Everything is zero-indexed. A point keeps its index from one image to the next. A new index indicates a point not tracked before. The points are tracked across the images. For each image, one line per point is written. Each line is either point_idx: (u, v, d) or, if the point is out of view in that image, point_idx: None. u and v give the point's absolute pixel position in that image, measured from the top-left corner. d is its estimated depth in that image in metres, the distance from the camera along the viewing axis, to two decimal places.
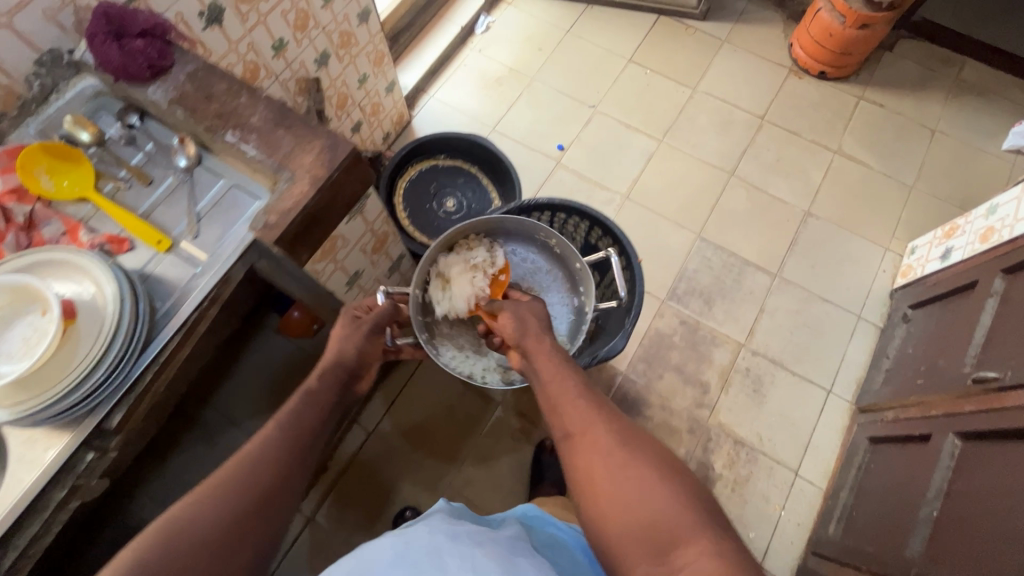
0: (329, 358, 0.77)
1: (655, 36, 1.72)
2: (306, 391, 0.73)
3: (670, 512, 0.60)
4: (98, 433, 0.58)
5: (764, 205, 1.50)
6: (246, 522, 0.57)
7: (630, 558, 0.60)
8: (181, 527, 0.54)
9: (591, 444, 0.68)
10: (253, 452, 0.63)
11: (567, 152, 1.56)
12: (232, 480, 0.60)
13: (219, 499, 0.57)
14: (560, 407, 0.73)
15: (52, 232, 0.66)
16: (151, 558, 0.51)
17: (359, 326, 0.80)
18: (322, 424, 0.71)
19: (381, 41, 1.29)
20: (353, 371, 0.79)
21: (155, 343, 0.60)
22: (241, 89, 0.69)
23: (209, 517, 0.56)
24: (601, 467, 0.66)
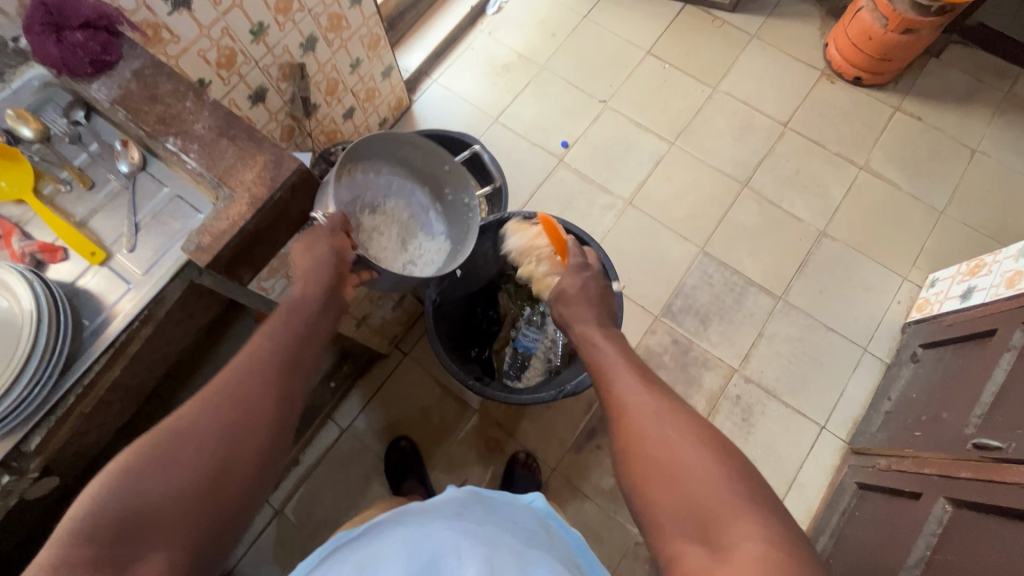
0: (305, 275, 0.66)
1: (680, 27, 1.60)
2: (292, 300, 0.65)
3: (717, 493, 0.47)
4: (16, 455, 0.57)
5: (777, 221, 1.41)
6: (243, 433, 0.53)
7: (664, 535, 0.48)
8: (179, 435, 0.50)
9: (630, 414, 0.58)
10: (247, 363, 0.58)
11: (572, 150, 1.48)
12: (227, 387, 0.55)
13: (216, 409, 0.53)
14: (608, 376, 0.65)
15: None
16: (145, 463, 0.48)
17: (323, 234, 0.69)
18: (316, 332, 0.66)
19: (376, 24, 1.22)
20: (334, 280, 0.68)
21: (78, 364, 0.58)
22: (188, 91, 0.64)
23: (211, 427, 0.52)
24: (640, 437, 0.54)
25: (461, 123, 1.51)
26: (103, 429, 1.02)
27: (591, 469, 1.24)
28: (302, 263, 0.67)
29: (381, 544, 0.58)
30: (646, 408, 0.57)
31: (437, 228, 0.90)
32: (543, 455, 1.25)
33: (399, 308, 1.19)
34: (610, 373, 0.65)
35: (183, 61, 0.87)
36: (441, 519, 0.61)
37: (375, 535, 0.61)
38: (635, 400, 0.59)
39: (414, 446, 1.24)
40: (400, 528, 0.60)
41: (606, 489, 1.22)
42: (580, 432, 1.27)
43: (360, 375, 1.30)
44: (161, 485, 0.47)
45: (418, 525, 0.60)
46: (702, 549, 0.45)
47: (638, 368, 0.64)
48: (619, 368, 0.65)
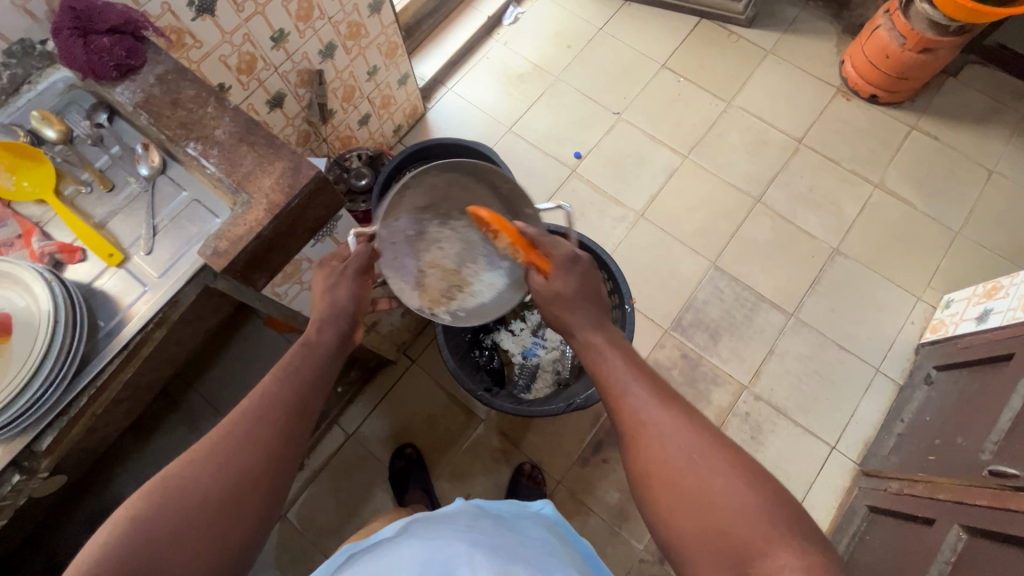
0: (323, 312, 0.64)
1: (695, 41, 1.60)
2: (308, 340, 0.63)
3: (750, 523, 0.46)
4: (27, 454, 0.57)
5: (790, 237, 1.40)
6: (247, 485, 0.50)
7: (694, 567, 0.47)
8: (179, 486, 0.48)
9: (646, 433, 0.53)
10: (255, 405, 0.55)
11: (584, 161, 1.48)
12: (232, 434, 0.52)
13: (219, 457, 0.50)
14: (614, 388, 0.58)
15: (6, 235, 0.64)
16: (142, 519, 0.45)
17: (349, 272, 0.67)
18: (330, 373, 0.62)
19: (394, 33, 1.23)
20: (353, 321, 0.67)
21: (92, 366, 0.58)
22: (210, 97, 0.65)
23: (214, 478, 0.49)
24: (661, 461, 0.51)
25: (474, 132, 1.52)
26: (112, 427, 1.02)
27: (596, 483, 1.23)
28: (322, 301, 0.65)
29: (393, 558, 0.57)
30: (666, 429, 0.53)
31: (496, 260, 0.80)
32: (549, 467, 1.24)
33: (408, 314, 1.19)
34: (615, 384, 0.59)
35: (204, 65, 0.88)
36: (452, 531, 0.61)
37: (387, 547, 0.60)
38: (651, 418, 0.54)
39: (419, 453, 1.24)
40: (410, 540, 0.59)
41: (611, 504, 1.21)
42: (586, 445, 1.25)
43: (368, 380, 1.30)
44: (160, 544, 0.45)
45: (429, 537, 0.59)
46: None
47: (645, 374, 0.59)
48: (627, 377, 0.58)
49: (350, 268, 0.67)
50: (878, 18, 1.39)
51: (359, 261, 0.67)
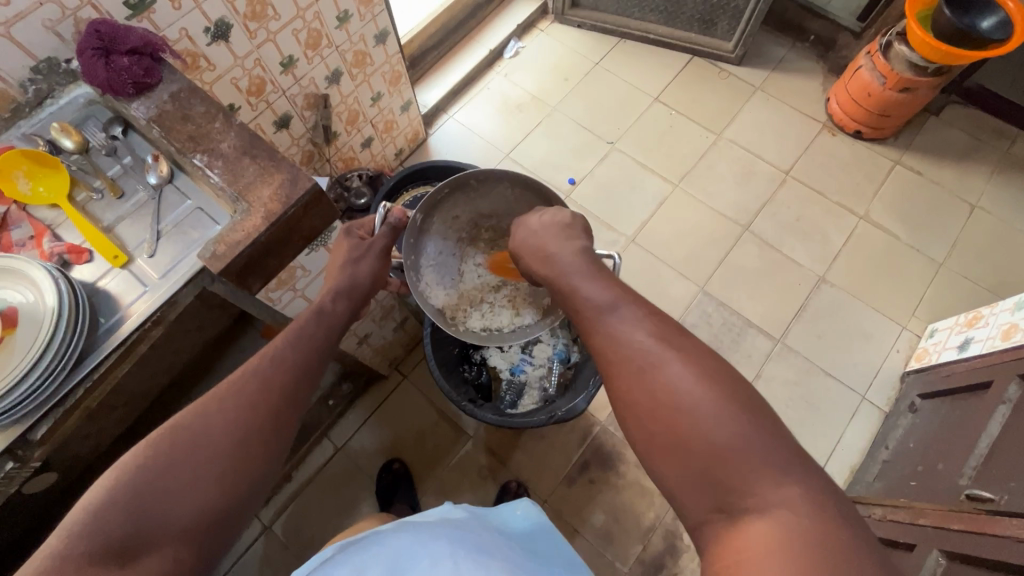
0: (340, 283, 0.69)
1: (687, 77, 1.68)
2: (321, 307, 0.66)
3: (733, 455, 0.44)
4: (22, 443, 0.59)
5: (777, 265, 1.43)
6: (253, 444, 0.53)
7: (683, 502, 0.46)
8: (191, 440, 0.50)
9: (628, 368, 0.51)
10: (264, 365, 0.57)
11: (578, 187, 1.53)
12: (243, 392, 0.54)
13: (228, 414, 0.53)
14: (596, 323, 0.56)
15: (20, 236, 0.68)
16: (152, 467, 0.47)
17: (372, 251, 0.74)
18: (336, 340, 0.66)
19: (398, 62, 1.29)
20: (364, 297, 0.72)
21: (89, 360, 0.61)
22: (218, 113, 0.70)
23: (222, 430, 0.52)
24: (645, 394, 0.49)
25: (474, 157, 1.58)
26: (106, 432, 1.05)
27: (582, 504, 1.23)
28: (338, 274, 0.70)
29: (377, 551, 0.58)
30: (649, 361, 0.50)
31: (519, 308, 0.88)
32: (535, 486, 1.25)
33: (400, 329, 1.22)
34: (597, 320, 0.56)
35: (217, 86, 0.94)
36: (436, 527, 0.62)
37: (371, 541, 0.61)
38: (634, 352, 0.51)
39: (406, 468, 1.24)
40: (397, 536, 0.60)
41: (597, 525, 1.21)
42: (573, 464, 1.26)
43: (360, 394, 1.32)
44: (169, 494, 0.47)
45: (414, 533, 0.61)
46: (721, 515, 0.43)
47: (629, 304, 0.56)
48: (606, 303, 0.56)
49: (375, 246, 0.74)
50: (861, 58, 1.45)
51: (382, 241, 0.74)
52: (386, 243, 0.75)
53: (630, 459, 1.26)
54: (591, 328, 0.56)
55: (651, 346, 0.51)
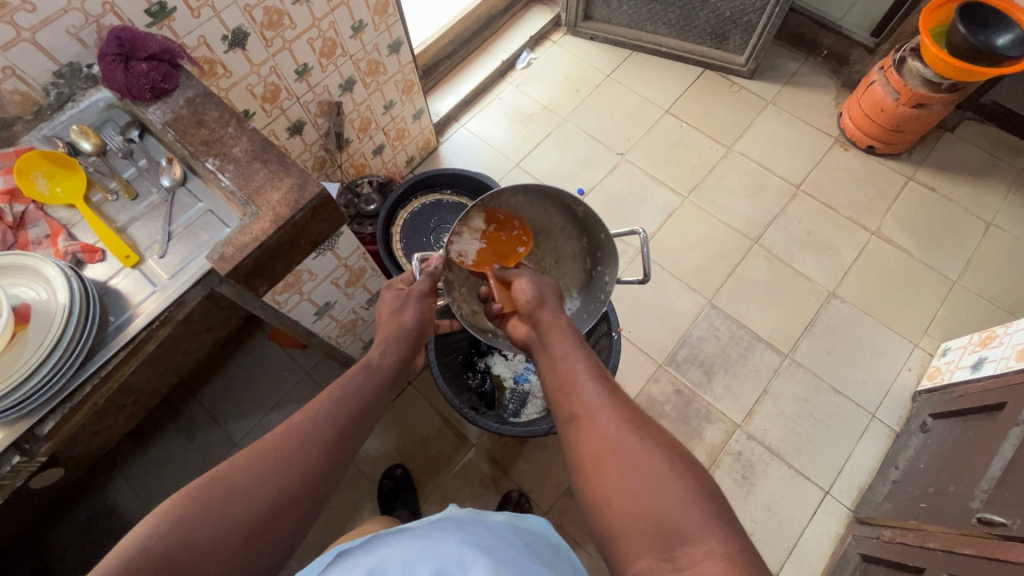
0: (387, 335, 0.69)
1: (699, 89, 1.68)
2: (368, 363, 0.67)
3: (683, 508, 0.45)
4: (28, 437, 0.60)
5: (787, 279, 1.42)
6: (286, 502, 0.52)
7: (627, 552, 0.45)
8: (228, 493, 0.50)
9: (592, 429, 0.53)
10: (308, 423, 0.57)
11: (587, 198, 1.54)
12: (282, 449, 0.54)
13: (271, 470, 0.52)
14: (569, 388, 0.58)
15: (36, 234, 0.69)
16: (191, 517, 0.47)
17: (411, 297, 0.73)
18: (379, 398, 0.65)
19: (411, 71, 1.31)
20: (414, 343, 0.72)
21: (98, 356, 0.62)
22: (231, 119, 0.72)
23: (259, 488, 0.51)
24: (606, 451, 0.50)
25: (484, 165, 1.59)
26: (113, 430, 1.06)
27: (585, 516, 1.21)
28: (385, 324, 0.70)
29: (388, 550, 0.57)
30: (616, 426, 0.52)
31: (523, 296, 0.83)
32: (537, 496, 1.24)
33: None
34: (571, 376, 0.59)
35: (233, 93, 0.96)
36: (448, 528, 0.61)
37: (385, 539, 0.60)
38: (599, 409, 0.54)
39: (408, 475, 1.24)
40: (403, 538, 0.59)
41: None
42: None
43: None
44: (206, 537, 0.47)
45: (421, 533, 0.60)
46: (665, 564, 0.43)
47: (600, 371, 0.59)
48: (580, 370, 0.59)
49: (414, 292, 0.73)
50: (874, 74, 1.44)
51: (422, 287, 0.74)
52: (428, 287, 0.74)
53: None
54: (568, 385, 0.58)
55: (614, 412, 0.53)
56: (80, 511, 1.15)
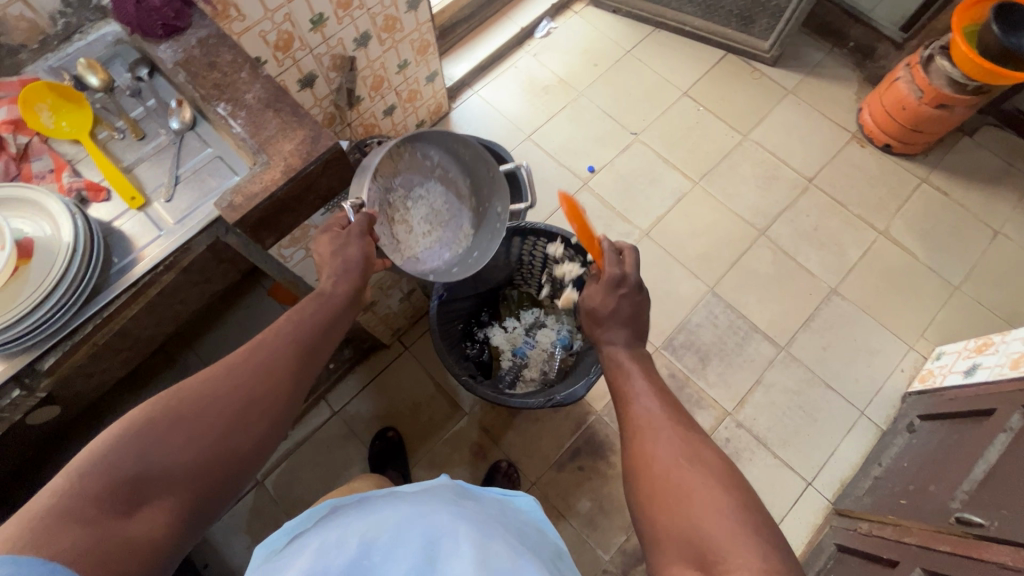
0: (335, 268, 0.66)
1: (719, 74, 1.64)
2: (322, 292, 0.64)
3: (716, 520, 0.49)
4: (29, 372, 0.60)
5: (790, 272, 1.42)
6: (253, 415, 0.53)
7: (664, 555, 0.51)
8: (194, 403, 0.50)
9: (646, 435, 0.60)
10: (271, 341, 0.58)
11: (597, 176, 1.52)
12: (246, 364, 0.55)
13: (232, 384, 0.53)
14: (625, 401, 0.67)
15: (40, 168, 0.68)
16: (159, 425, 0.48)
17: (353, 235, 0.68)
18: (337, 325, 0.64)
19: (428, 31, 1.28)
20: (364, 276, 0.68)
21: (101, 297, 0.61)
22: (245, 64, 0.69)
23: (226, 399, 0.52)
24: (649, 464, 0.57)
25: (494, 135, 1.56)
26: (110, 373, 1.07)
27: (570, 490, 1.24)
28: (330, 259, 0.66)
29: (382, 515, 0.57)
30: (663, 435, 0.59)
31: (457, 241, 0.90)
32: (525, 468, 1.26)
33: (407, 300, 1.22)
34: (631, 395, 0.67)
35: (244, 38, 0.93)
36: (439, 501, 0.60)
37: (375, 505, 0.59)
38: (652, 423, 0.61)
39: (400, 438, 1.26)
40: (397, 505, 0.58)
41: (582, 512, 1.22)
42: (564, 450, 1.27)
43: (359, 360, 1.33)
44: (170, 448, 0.47)
45: (416, 502, 0.59)
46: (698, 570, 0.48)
47: (656, 391, 0.67)
48: (639, 388, 0.67)
49: (354, 229, 0.67)
50: (900, 70, 1.42)
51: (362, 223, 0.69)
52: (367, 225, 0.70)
53: (621, 450, 1.27)
54: (628, 399, 0.67)
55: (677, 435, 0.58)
56: None
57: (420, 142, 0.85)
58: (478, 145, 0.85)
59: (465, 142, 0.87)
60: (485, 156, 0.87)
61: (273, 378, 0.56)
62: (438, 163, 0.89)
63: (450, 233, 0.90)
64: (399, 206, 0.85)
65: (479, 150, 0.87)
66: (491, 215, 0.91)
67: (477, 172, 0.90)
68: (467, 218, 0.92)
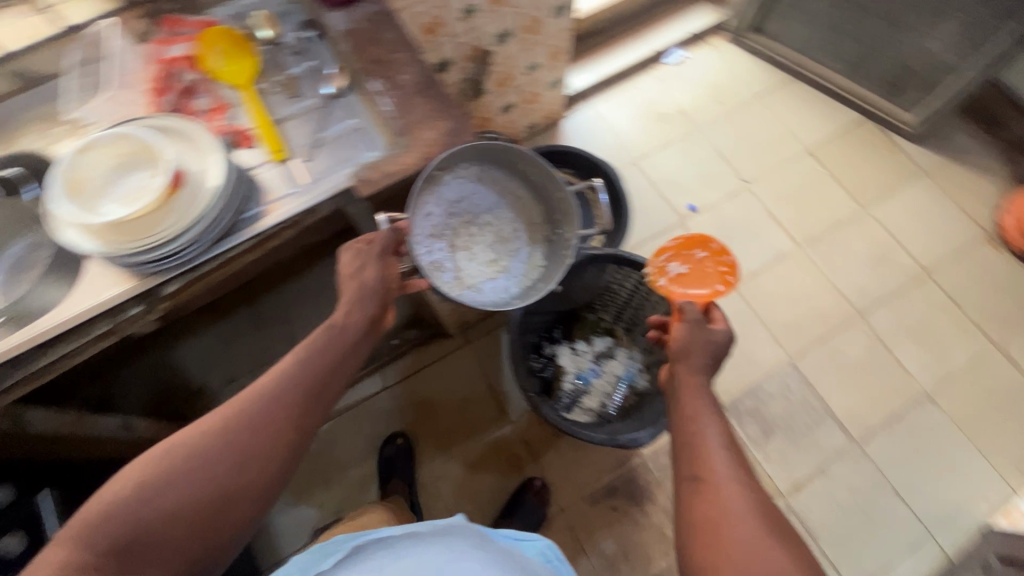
0: (352, 294, 0.67)
1: (851, 138, 1.54)
2: (334, 323, 0.66)
3: None
4: (151, 294, 0.63)
5: (882, 364, 1.31)
6: (251, 467, 0.56)
7: None
8: (189, 463, 0.54)
9: (719, 497, 0.53)
10: (271, 384, 0.60)
11: (696, 216, 1.46)
12: (245, 415, 0.58)
13: (227, 438, 0.56)
14: (695, 448, 0.58)
15: (201, 105, 0.72)
16: (154, 486, 0.53)
17: (372, 253, 0.69)
18: (349, 357, 0.66)
19: (565, 38, 1.27)
20: (382, 301, 0.70)
21: (229, 239, 0.64)
22: (405, 45, 0.71)
23: (221, 458, 0.55)
24: (721, 530, 0.52)
25: (601, 153, 1.54)
26: None
27: (597, 526, 1.20)
28: (349, 282, 0.68)
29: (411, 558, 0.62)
30: (738, 499, 0.53)
31: (522, 267, 0.87)
32: (557, 492, 1.23)
33: None
34: (702, 440, 0.59)
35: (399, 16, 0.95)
36: (458, 544, 0.65)
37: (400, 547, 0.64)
38: (727, 482, 0.55)
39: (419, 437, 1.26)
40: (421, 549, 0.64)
41: (605, 553, 1.18)
42: (600, 485, 1.24)
43: (421, 343, 1.35)
44: (166, 508, 0.52)
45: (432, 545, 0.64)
46: None
47: (728, 439, 0.59)
48: (708, 431, 0.59)
49: (374, 248, 0.69)
50: None
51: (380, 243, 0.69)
52: (387, 244, 0.70)
53: (658, 501, 1.22)
54: (694, 442, 0.59)
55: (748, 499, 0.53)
56: (152, 360, 1.25)
57: (489, 161, 0.84)
58: (546, 166, 0.80)
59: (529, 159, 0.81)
60: (556, 180, 0.80)
61: (270, 429, 0.58)
62: (506, 184, 0.86)
63: (515, 260, 0.87)
64: (465, 229, 0.85)
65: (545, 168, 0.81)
66: (560, 241, 0.85)
67: (548, 194, 0.85)
68: (537, 246, 0.88)
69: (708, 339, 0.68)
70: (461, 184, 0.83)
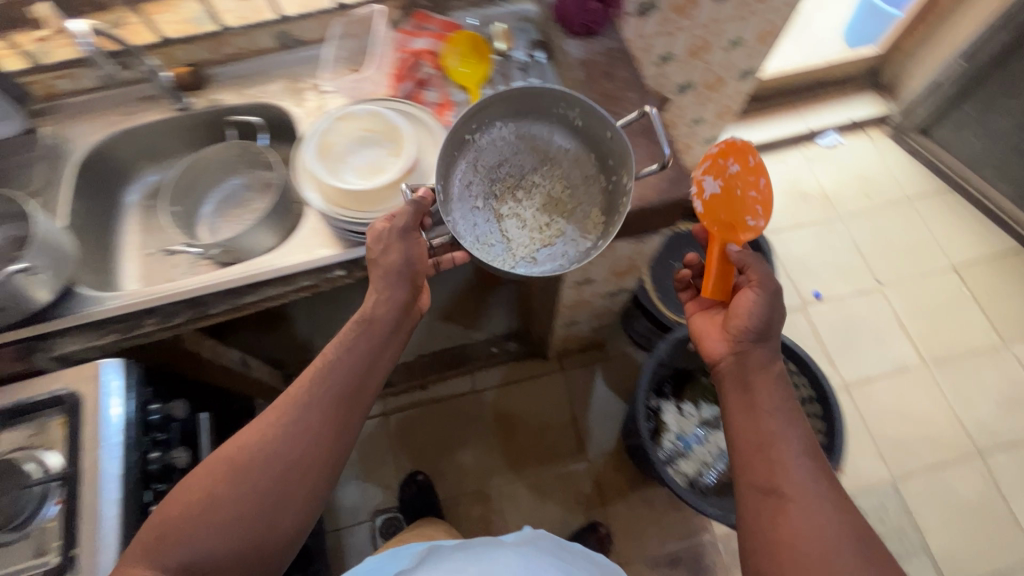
0: (377, 275, 0.61)
1: (1003, 265, 1.45)
2: (366, 316, 0.61)
3: None
4: (358, 261, 0.67)
5: (995, 513, 1.21)
6: (293, 477, 0.54)
7: None
8: (230, 478, 0.53)
9: (799, 504, 0.50)
10: (304, 386, 0.58)
11: (820, 304, 1.41)
12: (279, 421, 0.56)
13: (264, 450, 0.54)
14: (767, 449, 0.53)
15: (430, 98, 0.75)
16: (200, 505, 0.52)
17: (395, 232, 0.60)
18: (386, 349, 0.62)
19: (738, 101, 1.27)
20: (412, 280, 0.62)
21: (441, 229, 0.68)
22: (636, 86, 0.73)
23: (263, 471, 0.54)
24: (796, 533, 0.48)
25: None
26: None
27: None
28: (375, 267, 0.61)
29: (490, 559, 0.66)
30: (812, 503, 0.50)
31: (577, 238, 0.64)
32: (619, 544, 1.20)
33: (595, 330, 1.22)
34: (772, 440, 0.54)
35: None
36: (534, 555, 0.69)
37: (480, 551, 0.69)
38: (805, 485, 0.51)
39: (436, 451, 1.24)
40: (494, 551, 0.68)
41: None
42: (665, 551, 1.19)
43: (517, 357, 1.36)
44: (210, 531, 0.51)
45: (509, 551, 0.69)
46: None
47: (804, 439, 0.55)
48: (780, 427, 0.54)
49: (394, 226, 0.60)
50: None
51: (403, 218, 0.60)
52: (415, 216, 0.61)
53: None
54: (761, 439, 0.54)
55: (839, 520, 0.49)
56: None
57: (529, 118, 0.68)
58: (591, 101, 0.62)
59: (566, 99, 0.64)
60: (601, 115, 0.62)
61: (304, 436, 0.56)
62: (551, 145, 0.68)
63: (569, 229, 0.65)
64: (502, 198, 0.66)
65: (590, 106, 0.63)
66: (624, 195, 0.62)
67: (602, 147, 0.66)
68: (599, 203, 0.66)
69: (785, 306, 0.60)
70: (496, 144, 0.67)
